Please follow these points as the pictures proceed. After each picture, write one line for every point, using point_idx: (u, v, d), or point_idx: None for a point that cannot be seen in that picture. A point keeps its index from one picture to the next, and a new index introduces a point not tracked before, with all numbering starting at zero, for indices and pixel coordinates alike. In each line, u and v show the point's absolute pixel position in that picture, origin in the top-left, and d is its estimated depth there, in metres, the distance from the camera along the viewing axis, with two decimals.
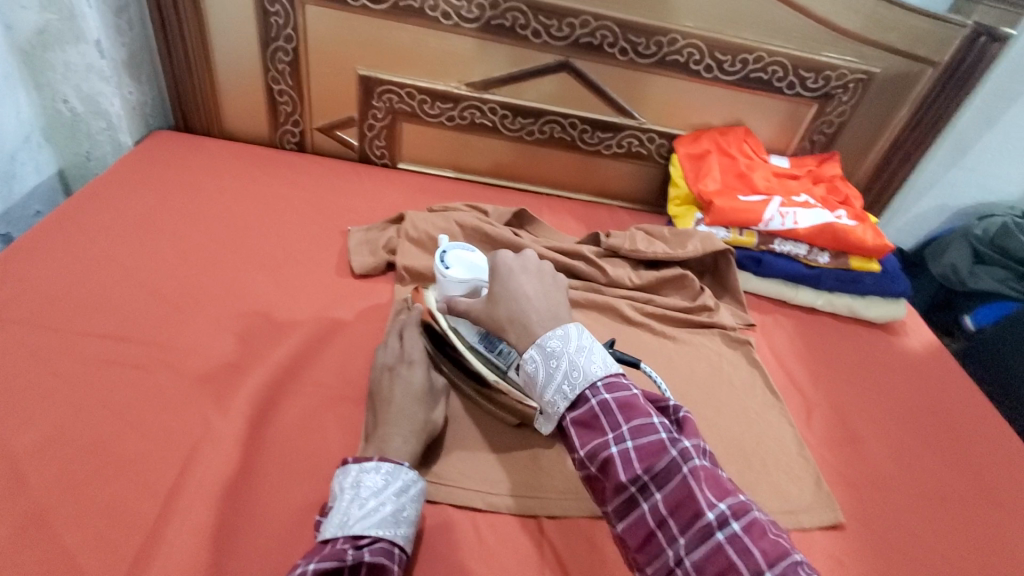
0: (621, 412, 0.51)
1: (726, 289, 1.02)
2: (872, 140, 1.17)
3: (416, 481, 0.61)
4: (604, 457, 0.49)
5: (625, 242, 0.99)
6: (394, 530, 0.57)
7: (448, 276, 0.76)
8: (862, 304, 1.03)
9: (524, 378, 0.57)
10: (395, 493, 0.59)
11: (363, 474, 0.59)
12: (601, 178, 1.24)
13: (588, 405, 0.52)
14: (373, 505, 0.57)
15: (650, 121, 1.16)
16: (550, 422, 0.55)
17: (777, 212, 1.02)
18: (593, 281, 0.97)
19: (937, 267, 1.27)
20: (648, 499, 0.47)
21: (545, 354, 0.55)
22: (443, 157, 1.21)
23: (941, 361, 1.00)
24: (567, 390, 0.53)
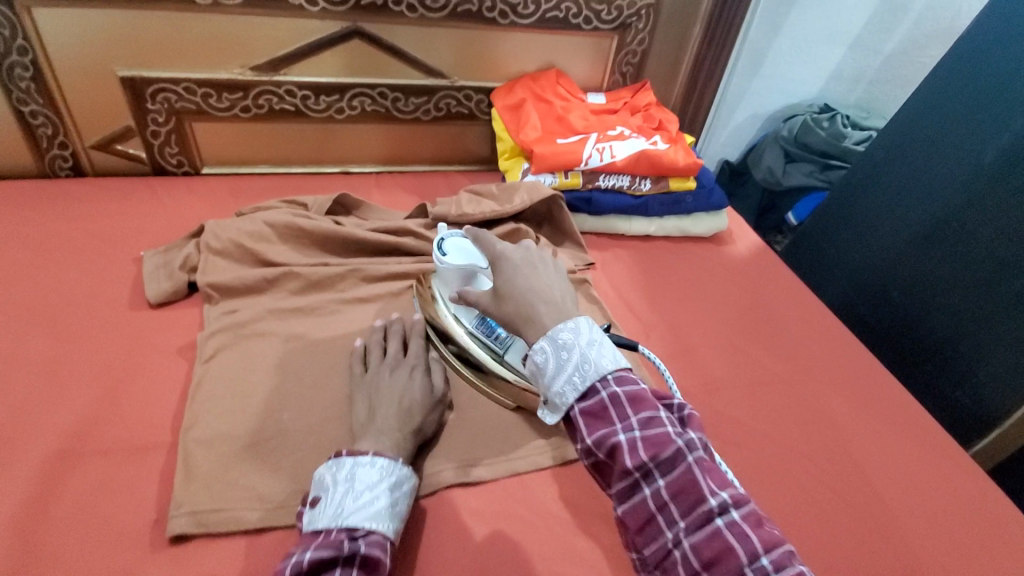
0: (631, 403, 0.51)
1: (566, 233, 1.02)
2: (676, 62, 1.22)
3: (409, 477, 0.60)
4: (613, 443, 0.49)
5: (450, 208, 0.96)
6: (387, 524, 0.56)
7: (444, 263, 0.72)
8: (689, 222, 1.09)
9: (531, 369, 0.55)
10: (390, 488, 0.58)
11: (361, 466, 0.58)
12: (431, 146, 1.20)
13: (599, 396, 0.51)
14: (368, 498, 0.56)
15: (462, 78, 1.13)
16: (555, 415, 0.54)
17: (594, 149, 1.03)
18: (426, 254, 0.93)
19: (759, 172, 1.39)
20: (652, 485, 0.48)
21: (556, 346, 0.54)
22: (253, 152, 1.11)
23: (762, 258, 1.09)
24: (576, 381, 0.52)
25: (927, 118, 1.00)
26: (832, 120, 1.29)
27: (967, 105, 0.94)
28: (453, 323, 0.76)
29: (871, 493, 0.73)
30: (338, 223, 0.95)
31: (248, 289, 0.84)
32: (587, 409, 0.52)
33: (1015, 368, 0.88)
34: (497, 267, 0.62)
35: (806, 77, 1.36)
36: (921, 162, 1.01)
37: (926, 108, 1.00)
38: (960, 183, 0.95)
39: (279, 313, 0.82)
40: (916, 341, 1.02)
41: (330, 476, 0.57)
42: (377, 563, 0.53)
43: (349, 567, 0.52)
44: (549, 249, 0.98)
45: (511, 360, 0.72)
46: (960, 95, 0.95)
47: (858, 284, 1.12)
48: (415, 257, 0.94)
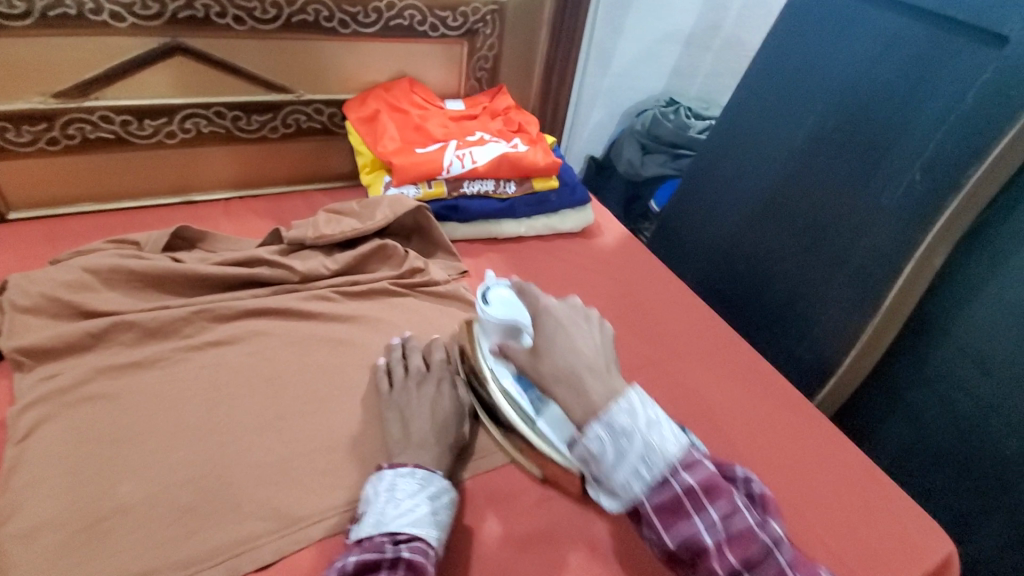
0: None
1: (437, 242, 1.00)
2: (529, 65, 1.24)
3: (449, 490, 0.60)
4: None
5: (307, 231, 0.90)
6: (432, 533, 0.55)
7: (484, 314, 0.69)
8: (558, 219, 1.12)
9: (584, 454, 0.55)
10: (431, 497, 0.58)
11: (406, 476, 0.59)
12: (287, 166, 1.12)
13: (671, 487, 0.52)
14: (409, 506, 0.57)
15: (309, 92, 1.06)
16: (616, 501, 0.55)
17: (454, 156, 1.02)
18: (286, 282, 0.87)
19: (621, 165, 1.46)
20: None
21: (613, 432, 0.54)
22: (71, 190, 0.97)
23: (628, 247, 1.14)
24: (643, 471, 0.53)
25: (751, 103, 1.11)
26: (677, 113, 1.41)
27: (783, 89, 1.06)
28: (490, 379, 0.70)
29: (736, 455, 0.79)
30: (178, 259, 0.85)
31: (69, 347, 0.73)
32: (579, 405, 0.61)
33: (841, 322, 0.98)
34: (538, 324, 0.63)
35: (651, 75, 1.46)
36: (752, 143, 1.11)
37: (753, 95, 1.11)
38: (784, 159, 1.05)
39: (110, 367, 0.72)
40: (765, 308, 1.10)
41: (371, 489, 0.59)
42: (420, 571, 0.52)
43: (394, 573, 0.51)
44: (420, 261, 0.95)
45: (544, 429, 0.66)
46: (776, 82, 1.07)
47: (713, 261, 1.20)
48: (274, 287, 0.87)
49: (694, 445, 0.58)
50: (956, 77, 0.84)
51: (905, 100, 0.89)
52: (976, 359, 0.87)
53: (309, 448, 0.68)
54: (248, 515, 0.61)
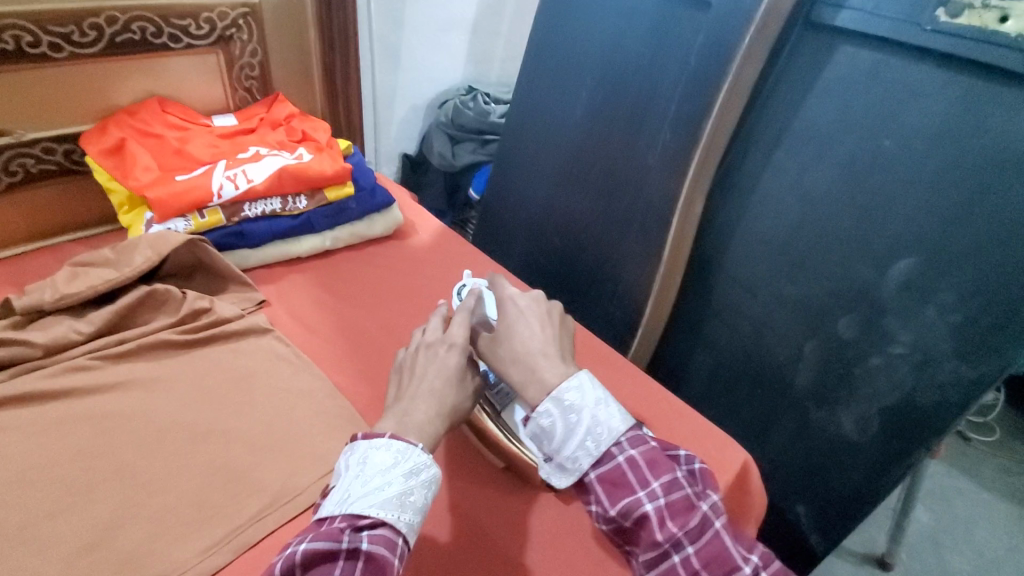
0: (648, 468, 0.57)
1: (226, 274, 0.90)
2: (305, 69, 1.16)
3: (430, 465, 0.54)
4: (641, 514, 0.55)
5: (45, 294, 0.76)
6: (403, 516, 0.51)
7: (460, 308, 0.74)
8: (364, 227, 1.06)
9: (537, 430, 0.60)
10: (404, 475, 0.52)
11: (378, 447, 0.54)
12: (22, 220, 0.93)
13: (616, 461, 0.58)
14: (379, 483, 0.52)
15: (31, 131, 0.89)
16: (564, 477, 0.59)
17: (224, 178, 0.92)
18: (24, 361, 0.73)
19: (434, 159, 1.44)
20: (682, 554, 0.54)
21: (562, 408, 0.59)
22: None
23: (445, 240, 1.13)
24: (591, 446, 0.58)
25: (531, 82, 1.16)
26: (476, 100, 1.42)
27: (554, 70, 1.11)
28: None
29: None
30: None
31: None
32: (601, 477, 0.58)
33: (639, 276, 1.05)
34: (503, 310, 0.69)
35: (444, 65, 1.45)
36: (539, 120, 1.15)
37: (531, 77, 1.16)
38: (567, 132, 1.11)
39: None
40: (578, 274, 1.16)
41: (346, 461, 0.55)
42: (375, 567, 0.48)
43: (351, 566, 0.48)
44: (202, 300, 0.85)
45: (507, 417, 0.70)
46: (547, 60, 1.12)
47: (528, 237, 1.23)
48: (10, 368, 0.72)
49: (719, 519, 0.56)
50: (681, 41, 0.92)
51: (648, 69, 0.97)
52: (744, 283, 0.99)
53: (72, 551, 0.57)
54: None
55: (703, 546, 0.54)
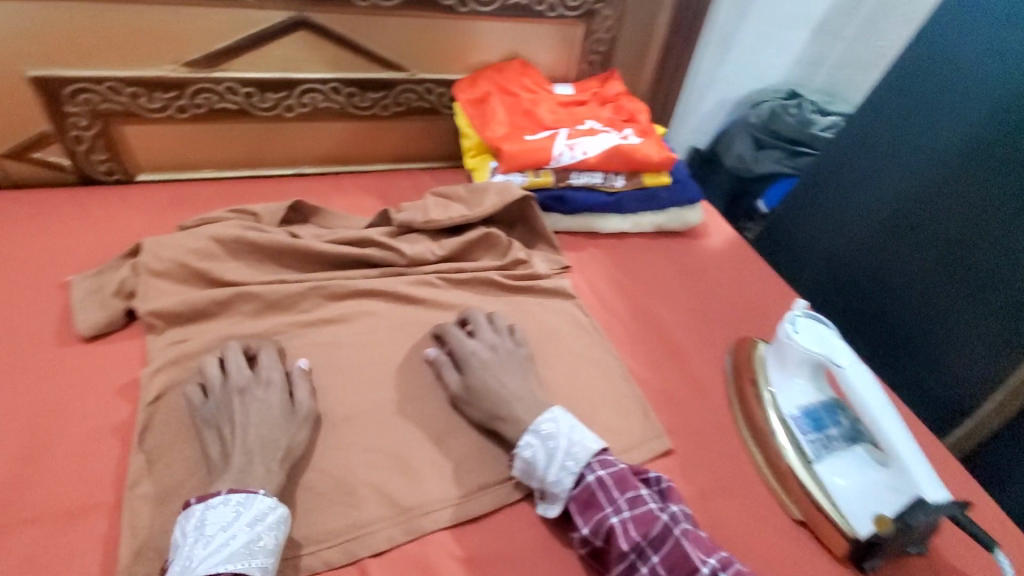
0: (615, 486, 0.61)
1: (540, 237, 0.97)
2: (645, 50, 1.17)
3: (275, 508, 0.56)
4: (608, 528, 0.58)
5: (417, 215, 0.90)
6: (254, 563, 0.52)
7: (791, 341, 0.71)
8: (665, 218, 1.05)
9: (522, 465, 0.64)
10: (249, 523, 0.54)
11: (213, 508, 0.54)
12: (392, 144, 1.12)
13: (589, 481, 0.61)
14: (221, 541, 0.52)
15: (421, 70, 1.05)
16: (556, 504, 0.63)
17: (565, 146, 0.98)
18: (392, 265, 0.87)
19: (729, 159, 1.37)
20: (648, 562, 0.57)
21: (541, 438, 0.64)
22: (195, 156, 1.01)
23: (739, 251, 1.07)
24: (571, 466, 0.62)
25: (883, 113, 1.04)
26: (800, 108, 1.31)
27: (921, 99, 0.98)
28: (770, 405, 0.74)
29: None
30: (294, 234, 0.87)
31: (197, 314, 0.76)
32: (578, 498, 0.61)
33: (981, 356, 0.92)
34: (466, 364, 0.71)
35: (771, 63, 1.35)
36: (882, 159, 1.05)
37: (884, 101, 1.04)
38: (919, 179, 0.99)
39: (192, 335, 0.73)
40: (884, 328, 1.06)
41: (178, 531, 0.54)
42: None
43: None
44: (520, 256, 0.92)
45: (820, 471, 0.68)
46: (914, 86, 0.99)
47: (831, 274, 1.16)
48: (382, 268, 0.87)
49: (680, 527, 0.58)
50: None
51: None
52: None
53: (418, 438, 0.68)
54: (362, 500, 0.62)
55: (665, 554, 0.56)
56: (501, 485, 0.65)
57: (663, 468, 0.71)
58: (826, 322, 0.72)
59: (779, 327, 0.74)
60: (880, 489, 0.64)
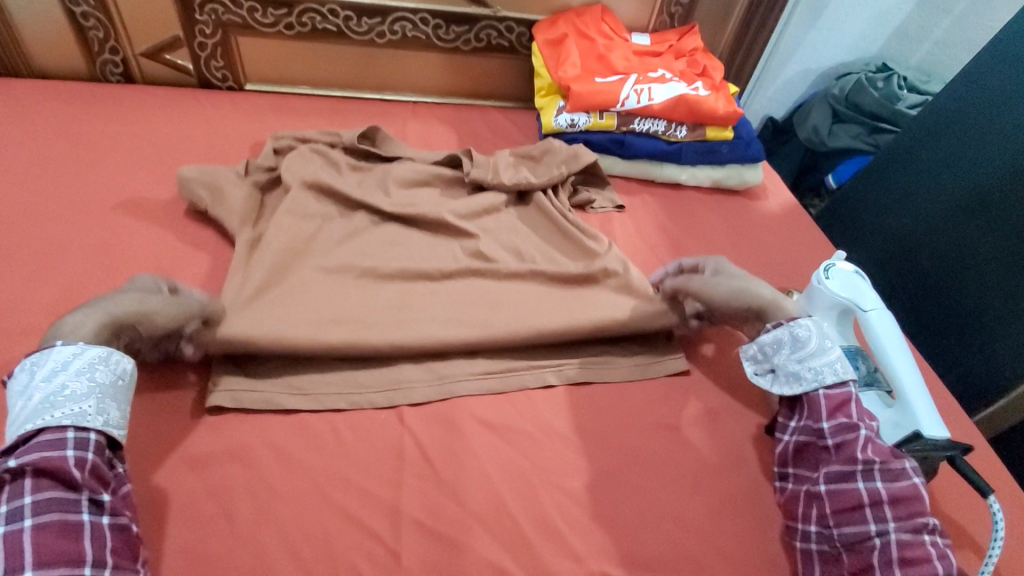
0: (868, 411, 0.64)
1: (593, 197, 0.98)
2: (728, 8, 1.17)
3: (78, 348, 0.55)
4: (850, 436, 0.61)
5: (489, 172, 0.92)
6: (59, 413, 0.51)
7: (823, 287, 0.72)
8: (722, 174, 1.07)
9: (786, 338, 0.68)
10: (45, 379, 0.53)
11: (18, 378, 0.54)
12: (470, 79, 1.19)
13: (845, 388, 0.65)
14: (25, 403, 0.52)
15: (505, 8, 1.10)
16: (790, 386, 0.67)
17: (632, 90, 1.01)
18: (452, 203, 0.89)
19: (803, 131, 1.35)
20: (869, 482, 0.58)
21: (821, 333, 0.67)
22: (294, 71, 1.12)
23: (794, 215, 1.07)
24: (836, 368, 0.66)
25: (981, 89, 1.01)
26: (888, 81, 1.25)
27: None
28: None
29: None
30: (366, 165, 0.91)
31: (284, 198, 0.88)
32: (828, 397, 0.64)
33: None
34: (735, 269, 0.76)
35: (865, 34, 1.31)
36: (969, 138, 1.03)
37: (980, 76, 1.02)
38: (1002, 160, 0.97)
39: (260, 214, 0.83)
40: (935, 309, 1.05)
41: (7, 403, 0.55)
42: (46, 456, 0.49)
43: (23, 476, 0.48)
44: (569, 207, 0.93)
45: None
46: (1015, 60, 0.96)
47: (891, 251, 1.15)
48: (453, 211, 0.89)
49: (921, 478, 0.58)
50: None
51: None
52: None
53: None
54: (405, 363, 0.70)
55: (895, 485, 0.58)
56: (528, 373, 0.72)
57: (679, 388, 0.76)
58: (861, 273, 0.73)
59: (812, 276, 0.75)
60: (882, 426, 0.65)
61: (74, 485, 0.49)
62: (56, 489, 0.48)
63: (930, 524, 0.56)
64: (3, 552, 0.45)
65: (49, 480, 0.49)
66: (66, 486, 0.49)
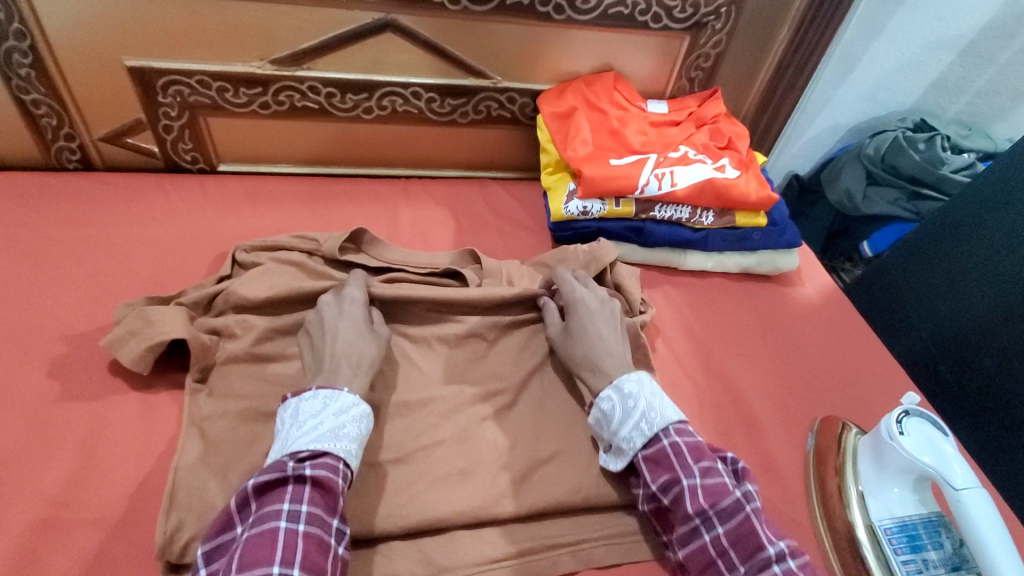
0: (690, 453, 0.60)
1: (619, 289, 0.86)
2: (754, 69, 1.05)
3: (358, 403, 0.61)
4: (677, 489, 0.59)
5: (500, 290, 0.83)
6: (338, 446, 0.57)
7: (895, 444, 0.61)
8: (754, 262, 0.95)
9: (599, 415, 0.66)
10: (335, 413, 0.59)
11: (309, 399, 0.60)
12: (468, 151, 1.07)
13: (661, 444, 0.61)
14: (312, 425, 0.58)
15: (507, 79, 0.99)
16: (620, 460, 0.64)
17: (652, 175, 0.89)
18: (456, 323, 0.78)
19: (833, 193, 1.23)
20: (711, 531, 0.56)
21: (621, 395, 0.65)
22: (272, 151, 1.01)
23: (835, 306, 0.95)
24: (643, 428, 0.63)
25: None
26: (931, 142, 1.13)
27: None
28: (855, 503, 0.64)
29: None
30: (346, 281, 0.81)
31: (259, 308, 0.76)
32: (649, 459, 0.62)
33: None
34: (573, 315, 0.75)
35: (901, 87, 1.19)
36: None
37: None
38: None
39: (237, 330, 0.73)
40: (990, 416, 0.95)
41: (281, 417, 0.60)
42: (329, 477, 0.54)
43: (303, 484, 0.53)
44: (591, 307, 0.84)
45: None
46: None
47: (938, 340, 1.03)
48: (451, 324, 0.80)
49: (754, 508, 0.56)
50: None
51: None
52: None
53: (461, 489, 0.64)
54: (397, 551, 0.59)
55: (730, 526, 0.56)
56: (542, 557, 0.61)
57: None
58: (941, 427, 0.61)
59: (880, 421, 0.64)
60: None
61: (332, 511, 0.53)
62: (321, 508, 0.53)
63: (773, 556, 0.53)
64: (281, 547, 0.49)
65: (319, 496, 0.53)
66: (325, 510, 0.53)
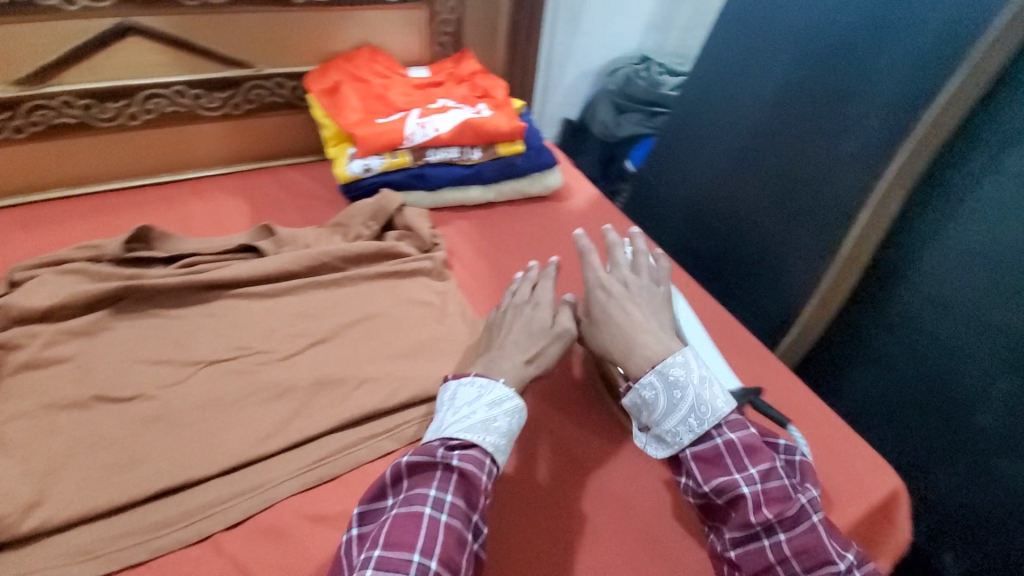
0: (748, 455, 0.61)
1: (410, 229, 0.97)
2: (494, 28, 1.22)
3: (513, 396, 0.63)
4: (737, 493, 0.59)
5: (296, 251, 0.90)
6: (489, 436, 0.60)
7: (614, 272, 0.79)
8: (526, 184, 1.12)
9: (638, 401, 0.65)
10: (489, 404, 0.62)
11: (465, 385, 0.65)
12: (254, 143, 1.12)
13: (714, 442, 0.62)
14: (466, 412, 0.62)
15: (267, 66, 1.06)
16: (664, 449, 0.64)
17: (416, 124, 1.02)
18: (255, 291, 0.84)
19: (595, 126, 1.46)
20: (773, 537, 0.58)
21: (666, 382, 0.64)
22: (40, 177, 0.98)
23: (598, 208, 1.15)
24: (692, 422, 0.62)
25: (722, 61, 1.12)
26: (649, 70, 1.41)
27: (754, 41, 1.06)
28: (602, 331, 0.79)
29: None
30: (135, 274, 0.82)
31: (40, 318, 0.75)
32: (701, 455, 0.62)
33: (806, 272, 1.03)
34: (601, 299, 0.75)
35: (625, 30, 1.43)
36: (721, 100, 1.13)
37: (719, 48, 1.12)
38: (751, 118, 1.07)
39: (21, 340, 0.73)
40: (726, 264, 1.17)
41: (443, 396, 0.65)
42: (473, 472, 0.57)
43: (448, 477, 0.57)
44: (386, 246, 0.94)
45: None
46: (744, 31, 1.08)
47: (683, 218, 1.24)
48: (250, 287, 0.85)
49: (818, 515, 0.58)
50: (915, 24, 0.84)
51: (861, 48, 0.90)
52: (931, 300, 0.95)
53: (275, 415, 0.71)
54: (219, 480, 0.65)
55: (796, 534, 0.57)
56: (360, 448, 0.70)
57: None
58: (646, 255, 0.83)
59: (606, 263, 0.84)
60: None
61: (467, 519, 0.56)
62: (462, 508, 0.56)
63: (836, 567, 0.55)
64: (422, 536, 0.53)
65: (460, 497, 0.56)
66: (463, 516, 0.55)
